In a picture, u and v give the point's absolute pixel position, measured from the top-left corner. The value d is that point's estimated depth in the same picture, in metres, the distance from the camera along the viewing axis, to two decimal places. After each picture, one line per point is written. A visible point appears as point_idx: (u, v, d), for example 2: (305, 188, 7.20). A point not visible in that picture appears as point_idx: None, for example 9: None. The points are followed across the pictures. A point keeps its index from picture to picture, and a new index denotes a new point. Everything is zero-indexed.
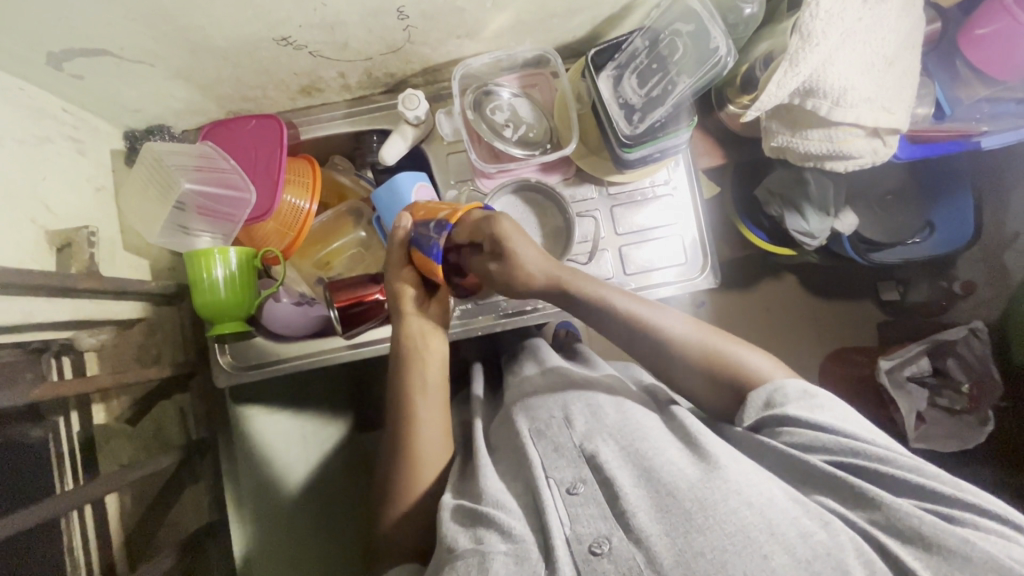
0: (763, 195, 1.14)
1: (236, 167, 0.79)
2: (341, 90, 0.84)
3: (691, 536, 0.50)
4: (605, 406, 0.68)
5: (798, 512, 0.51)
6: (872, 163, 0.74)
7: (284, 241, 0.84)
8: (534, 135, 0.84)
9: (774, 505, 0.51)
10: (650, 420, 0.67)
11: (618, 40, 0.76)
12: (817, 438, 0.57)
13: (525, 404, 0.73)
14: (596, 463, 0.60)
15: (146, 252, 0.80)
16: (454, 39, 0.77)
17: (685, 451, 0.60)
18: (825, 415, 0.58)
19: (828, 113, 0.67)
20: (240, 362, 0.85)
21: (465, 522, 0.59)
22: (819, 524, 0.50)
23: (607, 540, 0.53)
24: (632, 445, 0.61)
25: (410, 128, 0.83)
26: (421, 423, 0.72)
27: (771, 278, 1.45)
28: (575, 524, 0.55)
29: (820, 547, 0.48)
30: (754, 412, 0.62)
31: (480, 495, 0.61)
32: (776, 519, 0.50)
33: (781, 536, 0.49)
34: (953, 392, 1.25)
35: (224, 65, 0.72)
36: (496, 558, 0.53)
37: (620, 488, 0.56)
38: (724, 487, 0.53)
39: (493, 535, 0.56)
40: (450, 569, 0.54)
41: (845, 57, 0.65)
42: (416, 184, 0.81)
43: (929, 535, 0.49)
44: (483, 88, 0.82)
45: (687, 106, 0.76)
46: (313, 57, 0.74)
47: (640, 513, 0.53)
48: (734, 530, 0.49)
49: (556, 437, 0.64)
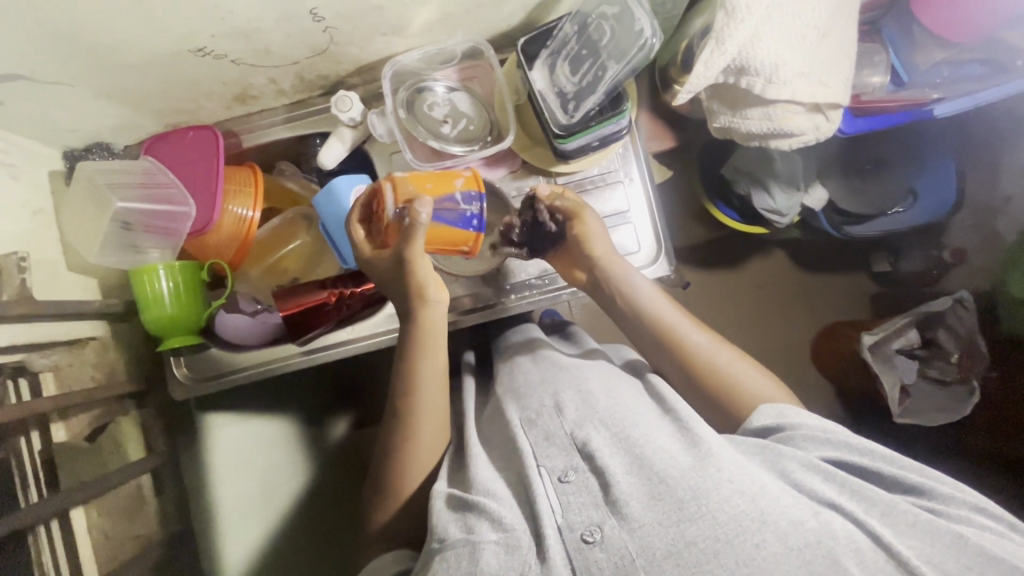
0: (730, 173, 1.11)
1: (177, 180, 0.80)
2: (276, 95, 0.83)
3: (683, 525, 0.50)
4: (596, 392, 0.67)
5: (791, 500, 0.51)
6: (816, 141, 0.71)
7: (233, 252, 0.85)
8: (473, 129, 0.82)
9: (766, 493, 0.51)
10: (639, 403, 0.66)
11: (548, 27, 0.74)
12: (823, 438, 0.58)
13: (515, 393, 0.73)
14: (588, 453, 0.58)
15: (92, 271, 0.81)
16: (380, 37, 0.75)
17: (675, 435, 0.59)
18: (833, 424, 0.60)
19: (763, 91, 0.64)
20: (197, 374, 0.87)
21: (452, 507, 0.60)
22: (810, 512, 0.50)
23: (598, 529, 0.52)
24: (622, 432, 0.60)
25: (347, 130, 0.82)
26: (420, 420, 0.70)
27: (759, 255, 1.42)
28: (567, 512, 0.54)
29: (811, 535, 0.48)
30: (765, 417, 0.62)
31: (469, 483, 0.62)
32: (768, 508, 0.50)
33: (773, 524, 0.48)
34: (942, 363, 1.22)
35: (146, 80, 0.71)
36: (486, 548, 0.53)
37: (612, 476, 0.55)
38: (715, 476, 0.52)
39: (483, 524, 0.56)
40: (443, 560, 0.55)
41: (774, 32, 0.62)
42: (355, 187, 0.80)
43: (923, 528, 0.50)
44: (417, 85, 0.80)
45: (622, 90, 0.73)
46: (237, 65, 0.73)
47: (633, 501, 0.52)
48: (726, 519, 0.49)
49: (547, 426, 0.64)
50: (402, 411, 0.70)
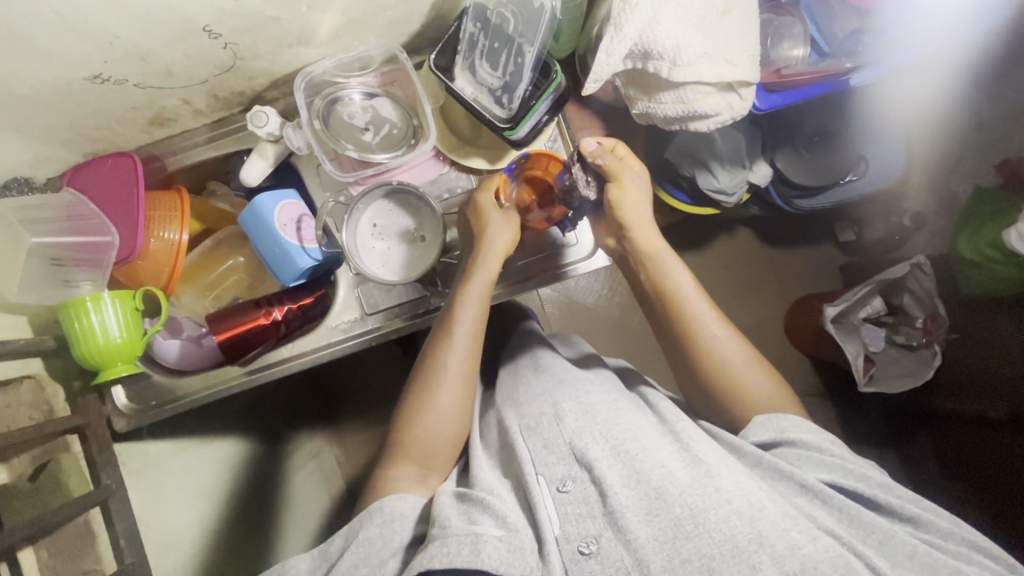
0: (673, 157, 1.09)
1: (98, 211, 0.79)
2: (193, 116, 0.82)
3: (679, 542, 0.51)
4: (597, 403, 0.67)
5: (788, 522, 0.51)
6: (733, 120, 0.70)
7: (162, 279, 0.83)
8: (397, 133, 0.81)
9: (765, 514, 0.51)
10: (640, 417, 0.66)
11: (450, 33, 0.72)
12: (819, 462, 0.59)
13: (515, 401, 0.73)
14: (586, 463, 0.59)
15: (18, 308, 0.78)
16: (287, 48, 0.74)
17: (679, 455, 0.59)
18: (840, 453, 0.61)
19: (669, 74, 0.64)
20: (139, 405, 0.87)
21: (455, 500, 0.61)
22: (808, 537, 0.50)
23: (595, 540, 0.54)
24: (619, 445, 0.61)
25: (269, 145, 0.80)
26: (449, 361, 0.71)
27: (725, 233, 1.41)
28: (564, 522, 0.56)
29: (807, 561, 0.48)
30: (763, 431, 0.64)
31: (473, 482, 0.63)
32: (766, 530, 0.50)
33: (769, 547, 0.49)
34: (909, 328, 1.23)
35: (49, 112, 0.69)
36: (489, 542, 0.54)
37: (609, 487, 0.56)
38: (714, 496, 0.53)
39: (487, 519, 0.57)
40: (442, 544, 0.55)
41: (671, 14, 0.62)
42: (279, 203, 0.78)
43: (921, 562, 0.52)
44: (332, 95, 0.79)
45: (545, 62, 0.73)
46: (142, 88, 0.71)
47: (629, 513, 0.53)
48: (723, 540, 0.50)
49: (546, 434, 0.64)
50: (405, 419, 0.71)
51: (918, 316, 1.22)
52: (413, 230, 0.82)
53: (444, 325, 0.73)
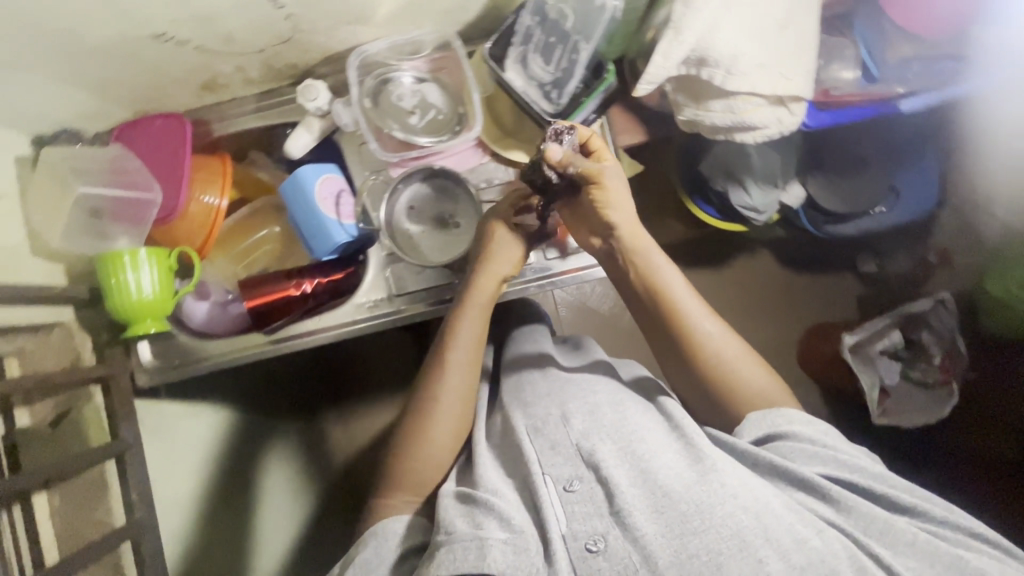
0: (707, 170, 1.09)
1: (141, 168, 0.81)
2: (245, 84, 0.83)
3: (686, 538, 0.52)
4: (603, 403, 0.67)
5: (792, 517, 0.53)
6: (781, 134, 0.70)
7: (199, 241, 0.85)
8: (443, 119, 0.82)
9: (769, 510, 0.53)
10: (647, 415, 0.67)
11: (507, 24, 0.72)
12: (813, 455, 0.60)
13: (521, 401, 0.71)
14: (594, 462, 0.60)
15: (60, 256, 0.79)
16: (346, 25, 0.75)
17: (680, 450, 0.60)
18: (833, 443, 0.62)
19: (723, 83, 0.64)
20: (163, 361, 0.87)
21: (460, 501, 0.61)
22: (813, 531, 0.52)
23: (602, 538, 0.54)
24: (628, 445, 0.61)
25: (315, 120, 0.81)
26: (446, 387, 0.71)
27: (744, 254, 1.37)
28: (571, 521, 0.56)
29: (813, 554, 0.50)
30: (756, 429, 0.64)
31: (476, 482, 0.63)
32: (771, 525, 0.51)
33: (775, 542, 0.50)
34: (925, 364, 1.21)
35: (109, 66, 0.71)
36: (494, 544, 0.54)
37: (616, 487, 0.57)
38: (720, 491, 0.54)
39: (492, 522, 0.57)
40: (448, 551, 0.55)
41: (732, 23, 0.62)
42: (320, 177, 0.79)
43: (921, 550, 0.53)
44: (383, 75, 0.80)
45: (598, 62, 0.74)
46: (201, 52, 0.73)
47: (636, 512, 0.55)
48: (729, 534, 0.51)
49: (553, 434, 0.65)
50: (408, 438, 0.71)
51: (935, 353, 1.20)
52: (447, 215, 0.83)
53: (437, 351, 0.73)
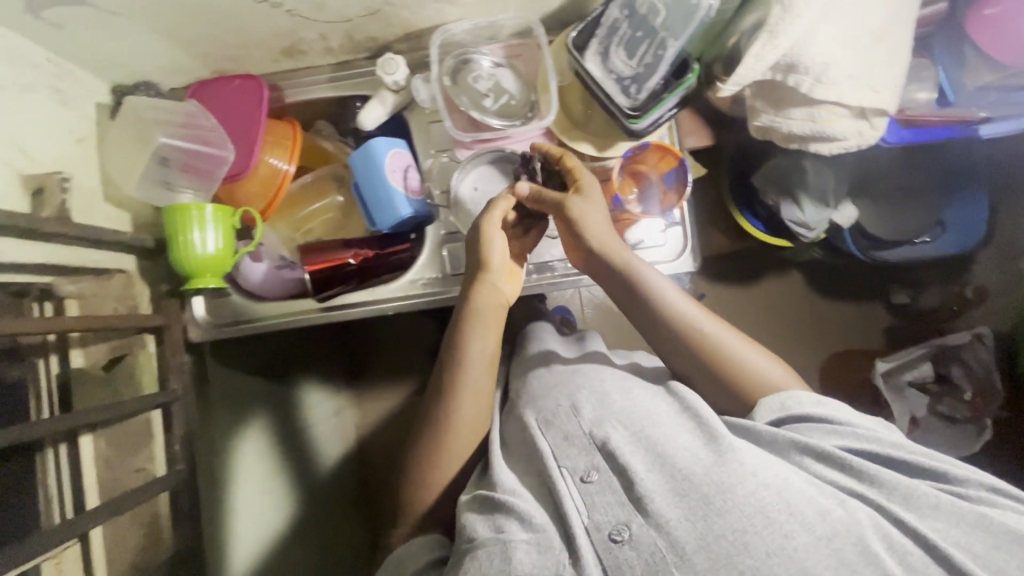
0: (760, 183, 1.10)
1: (216, 125, 0.81)
2: (323, 53, 0.84)
3: (710, 519, 0.52)
4: (611, 393, 0.67)
5: (814, 490, 0.53)
6: (859, 147, 0.71)
7: (264, 203, 0.86)
8: (514, 105, 0.83)
9: (791, 485, 0.53)
10: (657, 404, 0.66)
11: (594, 15, 0.73)
12: (831, 428, 0.59)
13: (531, 398, 0.72)
14: (609, 451, 0.60)
15: (127, 204, 0.81)
16: (434, 3, 0.76)
17: (694, 430, 0.60)
18: (844, 414, 0.60)
19: (809, 90, 0.64)
20: (215, 318, 0.88)
21: (478, 506, 0.61)
22: (836, 501, 0.52)
23: (626, 527, 0.54)
24: (641, 432, 0.61)
25: (389, 94, 0.83)
26: (462, 404, 0.71)
27: (775, 274, 1.37)
28: (592, 512, 0.56)
29: (838, 524, 0.50)
30: (769, 412, 0.62)
31: (493, 483, 0.63)
32: (793, 499, 0.52)
33: (799, 515, 0.51)
34: (954, 400, 1.20)
35: (202, 21, 0.72)
36: (519, 546, 0.55)
37: (635, 475, 0.57)
38: (739, 470, 0.54)
39: (512, 524, 0.57)
40: (472, 558, 0.56)
41: (828, 32, 0.62)
42: (390, 151, 0.80)
43: (947, 511, 0.51)
44: (463, 56, 0.81)
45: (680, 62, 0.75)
46: (291, 16, 0.74)
47: (658, 497, 0.54)
48: (753, 510, 0.51)
49: (565, 426, 0.65)
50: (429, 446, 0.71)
51: (967, 389, 1.20)
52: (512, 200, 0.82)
53: (449, 372, 0.72)
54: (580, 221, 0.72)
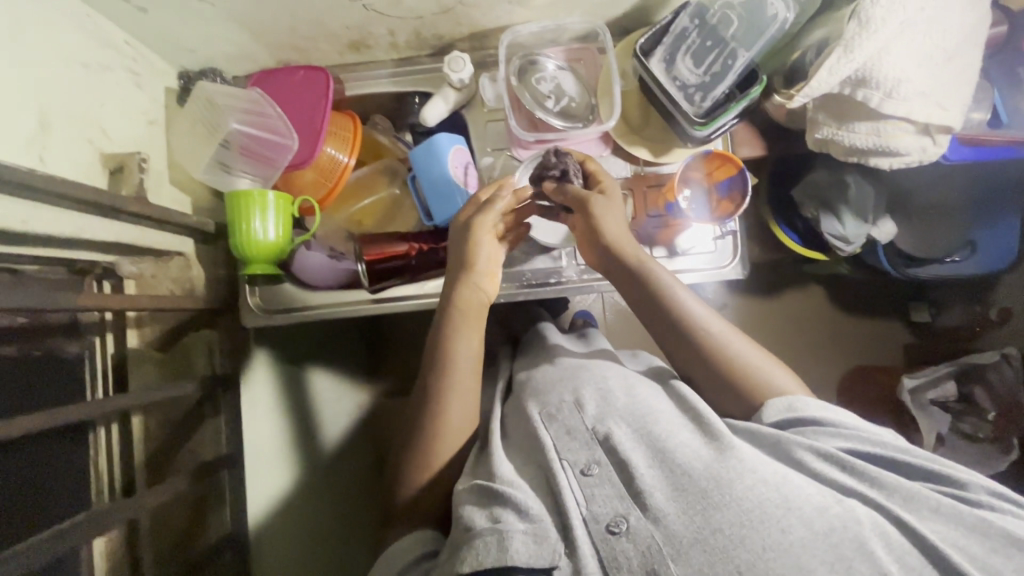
0: (799, 197, 1.11)
1: (281, 114, 0.81)
2: (389, 48, 0.86)
3: (708, 512, 0.51)
4: (615, 390, 0.68)
5: (811, 488, 0.53)
6: (920, 163, 0.72)
7: (320, 192, 0.86)
8: (575, 107, 0.84)
9: (792, 484, 0.53)
10: (661, 403, 0.66)
11: (663, 23, 0.75)
12: (835, 431, 0.58)
13: (535, 391, 0.72)
14: (610, 445, 0.60)
15: (189, 189, 0.82)
16: (505, 4, 0.78)
17: (695, 430, 0.61)
18: (845, 415, 0.60)
19: (879, 104, 0.66)
20: (268, 306, 0.87)
21: (476, 493, 0.59)
22: (833, 499, 0.52)
23: (624, 519, 0.53)
24: (644, 428, 0.61)
25: (452, 91, 0.84)
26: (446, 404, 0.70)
27: (796, 288, 1.39)
28: (591, 503, 0.55)
29: (836, 520, 0.50)
30: (774, 412, 0.62)
31: (491, 473, 0.61)
32: (791, 495, 0.51)
33: (798, 511, 0.50)
34: (976, 419, 1.18)
35: (279, 11, 0.74)
36: (516, 536, 0.52)
37: (635, 471, 0.56)
38: (739, 466, 0.54)
39: (510, 515, 0.55)
40: (470, 548, 0.53)
41: (902, 49, 0.64)
42: (452, 148, 0.81)
43: (945, 514, 0.51)
44: (529, 57, 0.83)
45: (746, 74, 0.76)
46: (366, 10, 0.75)
47: (657, 492, 0.54)
48: (752, 506, 0.51)
49: (567, 420, 0.64)
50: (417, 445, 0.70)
51: (990, 409, 1.17)
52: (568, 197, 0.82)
53: (436, 373, 0.71)
54: (601, 222, 0.72)
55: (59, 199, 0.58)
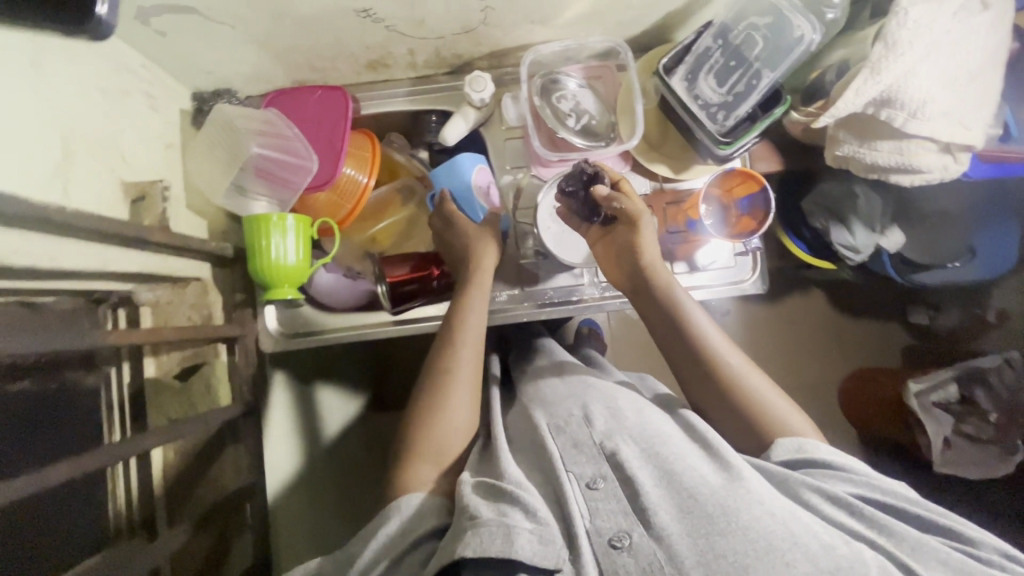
0: (809, 208, 1.11)
1: (299, 135, 0.80)
2: (407, 67, 0.85)
3: (712, 539, 0.50)
4: (625, 409, 0.65)
5: (820, 527, 0.51)
6: (941, 180, 0.73)
7: (340, 213, 0.85)
8: (596, 125, 0.84)
9: (799, 518, 0.51)
10: (667, 425, 0.64)
11: (686, 42, 0.75)
12: (846, 476, 0.58)
13: (543, 401, 0.71)
14: (616, 462, 0.58)
15: (206, 213, 0.80)
16: (527, 24, 0.78)
17: (704, 455, 0.59)
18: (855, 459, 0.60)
19: (903, 124, 0.67)
20: (288, 330, 0.86)
21: (482, 491, 0.58)
22: (842, 540, 0.50)
23: (627, 535, 0.52)
24: (651, 448, 0.59)
25: (472, 110, 0.84)
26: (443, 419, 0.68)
27: (799, 291, 1.36)
28: (595, 517, 0.54)
29: (842, 560, 0.48)
30: (783, 453, 0.61)
31: (500, 474, 0.60)
32: (799, 531, 0.50)
33: (804, 546, 0.49)
34: (979, 420, 1.12)
35: (302, 33, 0.73)
36: (521, 533, 0.51)
37: (641, 488, 0.55)
38: (747, 495, 0.53)
39: (517, 513, 0.54)
40: (473, 535, 0.52)
41: (927, 72, 0.65)
42: (476, 167, 0.82)
43: (954, 568, 0.51)
44: (551, 75, 0.83)
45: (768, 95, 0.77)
46: (389, 31, 0.75)
47: (662, 511, 0.53)
48: (757, 537, 0.49)
49: (575, 433, 0.62)
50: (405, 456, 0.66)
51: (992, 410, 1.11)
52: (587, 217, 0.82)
53: (431, 390, 0.70)
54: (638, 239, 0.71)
55: (85, 232, 0.56)
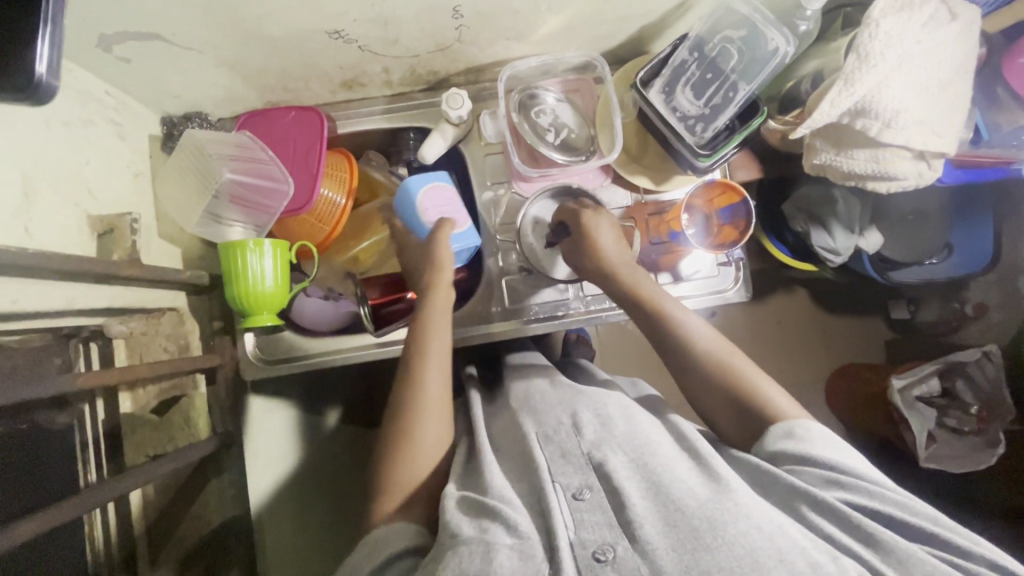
0: (789, 211, 1.12)
1: (273, 157, 0.77)
2: (382, 85, 0.84)
3: (697, 555, 0.49)
4: (616, 418, 0.65)
5: (808, 542, 0.50)
6: (916, 186, 0.74)
7: (319, 235, 0.83)
8: (575, 139, 0.83)
9: (786, 534, 0.50)
10: (660, 435, 0.64)
11: (663, 55, 0.75)
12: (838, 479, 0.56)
13: (532, 407, 0.69)
14: (603, 473, 0.57)
15: (179, 241, 0.78)
16: (503, 40, 0.78)
17: (695, 469, 0.58)
18: (850, 459, 0.58)
19: (879, 133, 0.67)
20: (268, 355, 0.83)
21: (466, 506, 0.57)
22: (829, 557, 0.49)
23: (611, 547, 0.51)
24: (642, 458, 0.59)
25: (450, 127, 0.83)
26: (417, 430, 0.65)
27: (784, 292, 1.37)
28: (579, 528, 0.53)
29: None
30: (773, 440, 0.60)
31: (485, 487, 0.59)
32: (786, 548, 0.49)
33: (789, 565, 0.48)
34: (960, 412, 1.13)
35: (272, 56, 0.71)
36: (501, 549, 0.50)
37: (628, 498, 0.54)
38: (734, 510, 0.51)
39: (499, 529, 0.53)
40: (454, 554, 0.51)
41: (899, 82, 0.66)
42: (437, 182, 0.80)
43: None
44: (528, 90, 0.82)
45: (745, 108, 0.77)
46: (361, 51, 0.73)
47: (648, 524, 0.52)
48: (743, 553, 0.48)
49: (563, 443, 0.62)
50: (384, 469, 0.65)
51: (971, 402, 1.13)
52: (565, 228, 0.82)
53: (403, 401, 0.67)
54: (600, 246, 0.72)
55: (48, 271, 0.54)
